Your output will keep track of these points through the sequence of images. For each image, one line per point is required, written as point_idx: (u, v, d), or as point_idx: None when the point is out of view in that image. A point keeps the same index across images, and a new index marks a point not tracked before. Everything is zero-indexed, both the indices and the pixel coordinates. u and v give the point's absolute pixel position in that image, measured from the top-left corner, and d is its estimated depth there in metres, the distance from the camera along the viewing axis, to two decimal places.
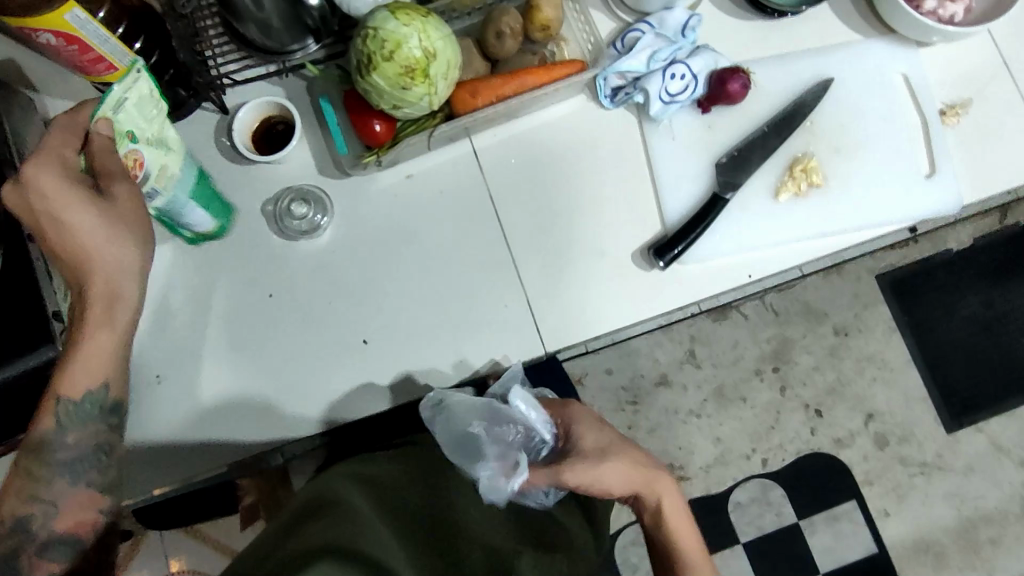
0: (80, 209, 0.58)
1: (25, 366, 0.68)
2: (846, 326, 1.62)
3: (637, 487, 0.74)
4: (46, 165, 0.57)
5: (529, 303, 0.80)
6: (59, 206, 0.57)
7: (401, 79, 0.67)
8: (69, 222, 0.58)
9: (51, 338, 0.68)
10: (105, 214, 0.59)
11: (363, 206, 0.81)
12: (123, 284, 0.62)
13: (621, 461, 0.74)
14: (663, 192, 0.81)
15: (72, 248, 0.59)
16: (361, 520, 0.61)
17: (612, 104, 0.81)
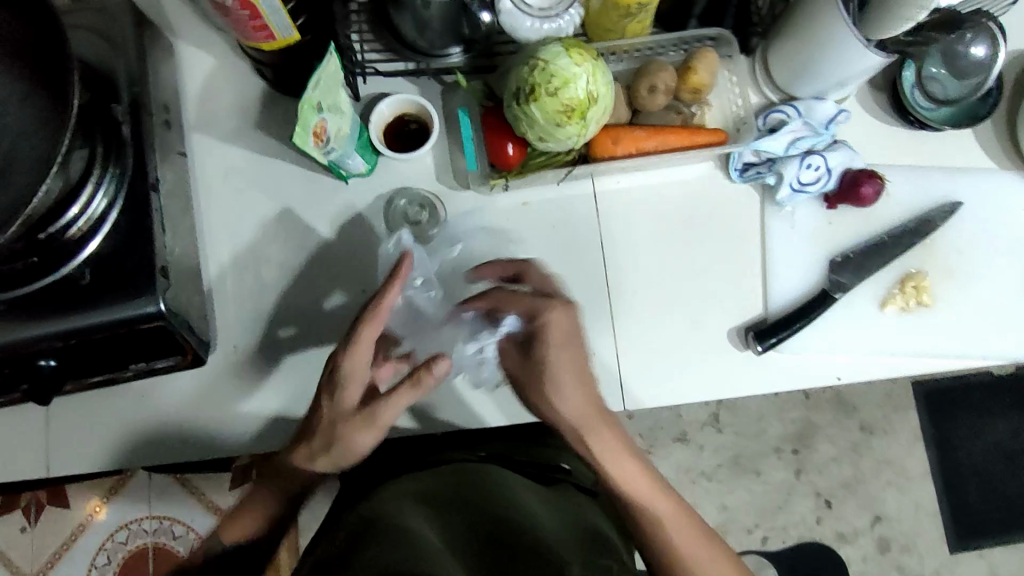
0: (347, 404, 0.65)
1: (123, 315, 0.66)
2: (873, 425, 1.61)
3: (603, 441, 0.70)
4: (352, 427, 0.65)
5: (618, 356, 0.79)
6: (350, 406, 0.65)
7: (558, 116, 0.67)
8: (350, 420, 0.65)
9: (155, 292, 0.66)
10: (351, 416, 0.65)
11: (474, 223, 0.80)
12: (352, 447, 0.66)
13: (590, 402, 0.69)
14: (772, 276, 0.80)
15: (330, 427, 0.66)
16: (414, 536, 0.56)
17: (739, 178, 0.81)
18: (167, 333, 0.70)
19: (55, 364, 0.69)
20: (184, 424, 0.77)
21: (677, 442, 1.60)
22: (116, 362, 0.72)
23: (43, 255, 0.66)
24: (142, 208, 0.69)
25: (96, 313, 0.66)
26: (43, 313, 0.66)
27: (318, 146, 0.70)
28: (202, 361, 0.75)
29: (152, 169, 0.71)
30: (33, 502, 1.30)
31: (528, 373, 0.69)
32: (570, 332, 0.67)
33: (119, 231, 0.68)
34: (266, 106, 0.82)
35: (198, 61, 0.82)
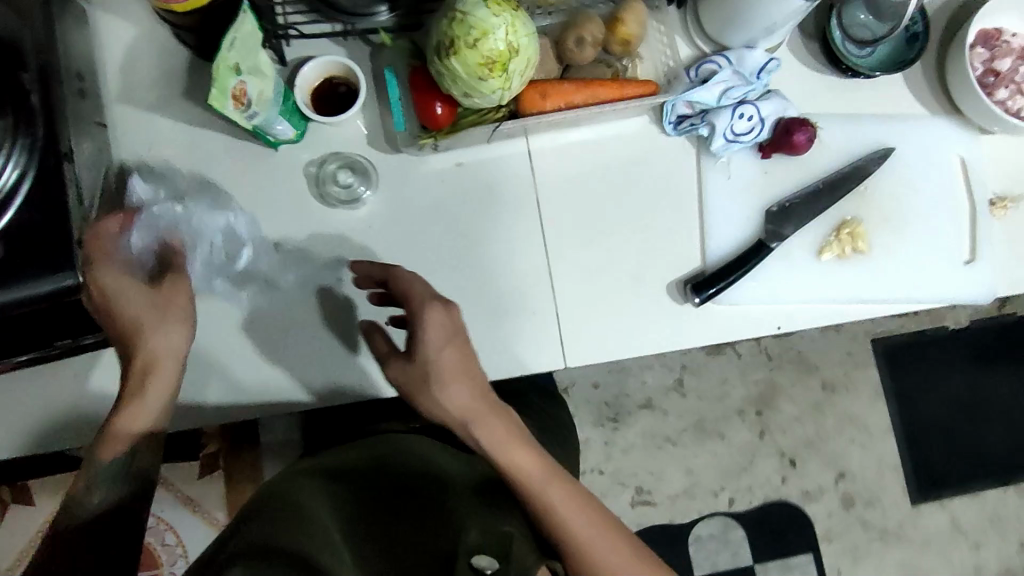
0: (127, 284, 0.70)
1: (41, 289, 0.64)
2: (834, 383, 1.64)
3: (488, 431, 0.64)
4: (124, 283, 0.69)
5: (558, 314, 0.79)
6: (139, 313, 0.70)
7: (479, 69, 0.66)
8: (136, 318, 0.70)
9: (72, 265, 0.64)
10: (141, 294, 0.70)
11: (407, 186, 0.79)
12: (157, 344, 0.70)
13: (473, 399, 0.65)
14: (710, 228, 0.80)
15: (121, 324, 0.69)
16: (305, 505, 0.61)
17: (674, 131, 0.80)
18: (91, 308, 0.68)
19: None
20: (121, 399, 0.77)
21: (643, 409, 1.61)
22: (42, 339, 0.71)
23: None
24: (56, 179, 0.66)
25: (12, 290, 0.64)
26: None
27: (239, 110, 0.68)
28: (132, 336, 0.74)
29: (67, 138, 0.68)
30: None
31: (410, 378, 0.66)
32: (450, 329, 0.65)
33: (34, 202, 0.66)
34: (190, 74, 0.80)
35: (116, 29, 0.79)
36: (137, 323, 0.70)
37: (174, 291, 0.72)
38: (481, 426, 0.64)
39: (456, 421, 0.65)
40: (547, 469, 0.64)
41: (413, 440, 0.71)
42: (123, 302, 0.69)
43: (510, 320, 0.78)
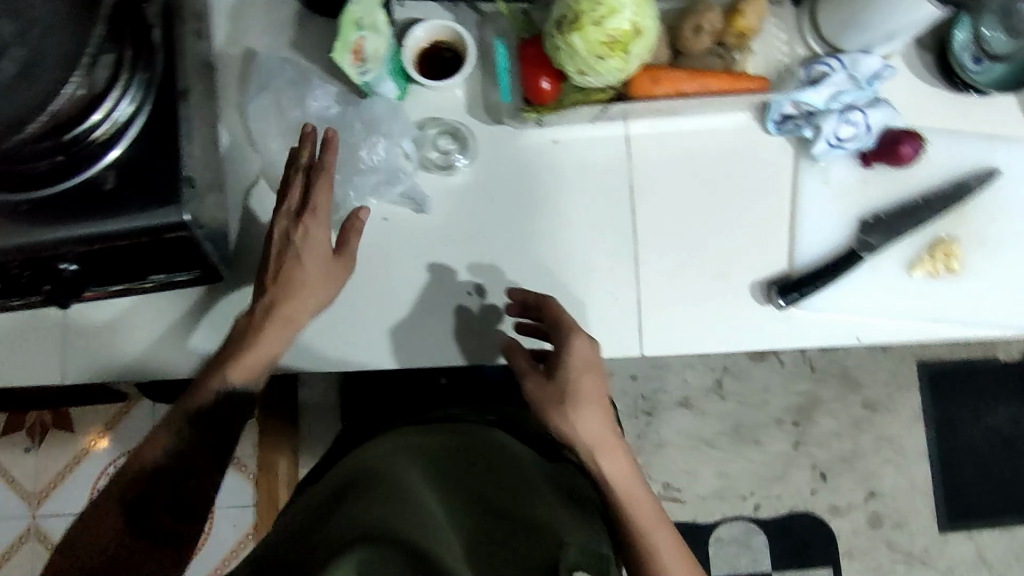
0: (320, 234, 0.69)
1: (144, 222, 0.65)
2: (875, 402, 1.62)
3: (598, 444, 0.68)
4: (318, 227, 0.69)
5: (639, 302, 0.78)
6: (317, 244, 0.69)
7: (601, 47, 0.65)
8: (306, 264, 0.69)
9: (178, 201, 0.65)
10: (324, 251, 0.70)
11: (502, 158, 0.79)
12: (310, 297, 0.69)
13: (601, 424, 0.68)
14: (801, 232, 0.79)
15: (288, 275, 0.69)
16: (411, 485, 0.62)
17: (776, 130, 0.79)
18: (188, 246, 0.69)
19: (74, 270, 0.68)
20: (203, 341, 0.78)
21: (680, 406, 1.62)
22: (137, 273, 0.72)
23: (70, 155, 0.65)
24: (169, 119, 0.67)
25: (118, 218, 0.65)
26: (66, 214, 0.65)
27: (354, 64, 0.69)
28: (219, 277, 0.75)
29: (181, 79, 0.69)
30: (40, 425, 1.34)
31: (547, 396, 0.69)
32: (589, 361, 0.70)
33: (147, 136, 0.67)
34: (299, 26, 0.80)
35: None
36: (303, 271, 0.69)
37: (341, 261, 0.71)
38: (591, 439, 0.68)
39: (584, 448, 0.68)
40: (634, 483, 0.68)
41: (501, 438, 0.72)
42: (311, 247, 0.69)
43: (590, 303, 0.78)
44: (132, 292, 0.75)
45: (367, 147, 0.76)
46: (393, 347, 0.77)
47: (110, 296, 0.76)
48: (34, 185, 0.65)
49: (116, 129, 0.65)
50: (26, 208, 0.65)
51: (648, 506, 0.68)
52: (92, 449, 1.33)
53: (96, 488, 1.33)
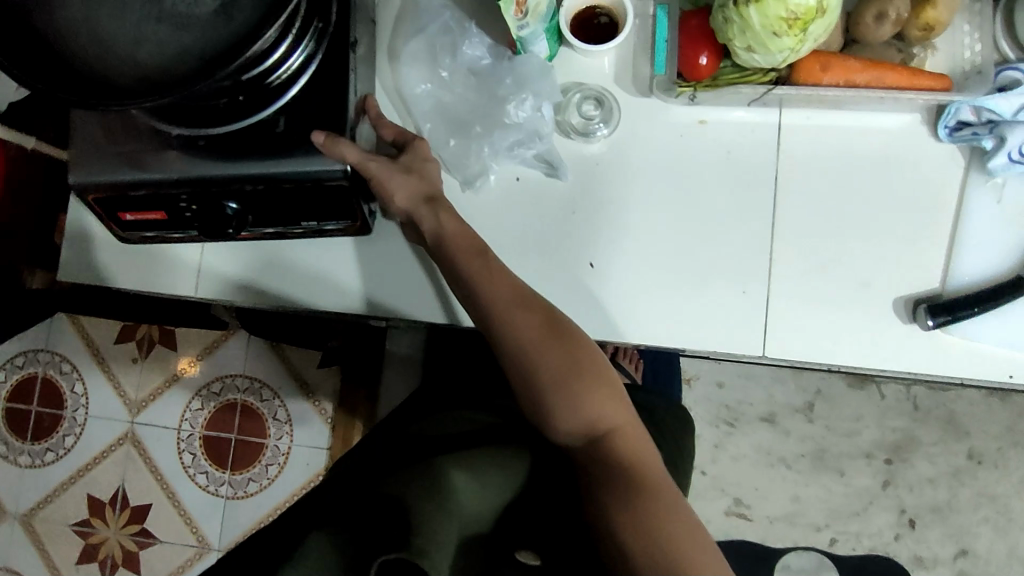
0: None
1: (306, 169, 0.70)
2: (982, 454, 1.48)
3: (526, 335, 0.65)
4: None
5: (767, 300, 0.75)
6: (424, 198, 0.72)
7: (779, 24, 0.62)
8: None
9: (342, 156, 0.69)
10: None
11: (646, 132, 0.76)
12: None
13: (500, 290, 0.67)
14: (960, 248, 0.72)
15: None
16: (367, 469, 0.68)
17: (947, 137, 0.73)
18: (335, 200, 0.74)
19: (235, 209, 0.74)
20: (342, 284, 0.81)
21: (763, 422, 1.52)
22: (291, 219, 0.77)
23: (249, 97, 0.69)
24: (342, 63, 0.72)
25: (289, 159, 0.71)
26: (237, 152, 0.71)
27: (515, 17, 0.68)
28: (366, 231, 0.79)
29: (351, 32, 0.73)
30: (148, 339, 1.45)
31: (427, 213, 0.72)
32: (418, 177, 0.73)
33: (316, 80, 0.72)
34: None
35: None
36: None
37: None
38: (519, 333, 0.65)
39: (489, 320, 0.67)
40: (588, 380, 0.64)
41: (433, 424, 0.75)
42: (438, 224, 0.71)
43: (713, 294, 0.75)
44: (282, 235, 0.79)
45: (515, 104, 0.75)
46: None
47: (269, 240, 0.81)
48: (211, 122, 0.71)
49: (290, 75, 0.70)
50: (203, 143, 0.72)
51: (562, 358, 0.64)
52: (182, 375, 1.43)
53: (189, 408, 1.43)
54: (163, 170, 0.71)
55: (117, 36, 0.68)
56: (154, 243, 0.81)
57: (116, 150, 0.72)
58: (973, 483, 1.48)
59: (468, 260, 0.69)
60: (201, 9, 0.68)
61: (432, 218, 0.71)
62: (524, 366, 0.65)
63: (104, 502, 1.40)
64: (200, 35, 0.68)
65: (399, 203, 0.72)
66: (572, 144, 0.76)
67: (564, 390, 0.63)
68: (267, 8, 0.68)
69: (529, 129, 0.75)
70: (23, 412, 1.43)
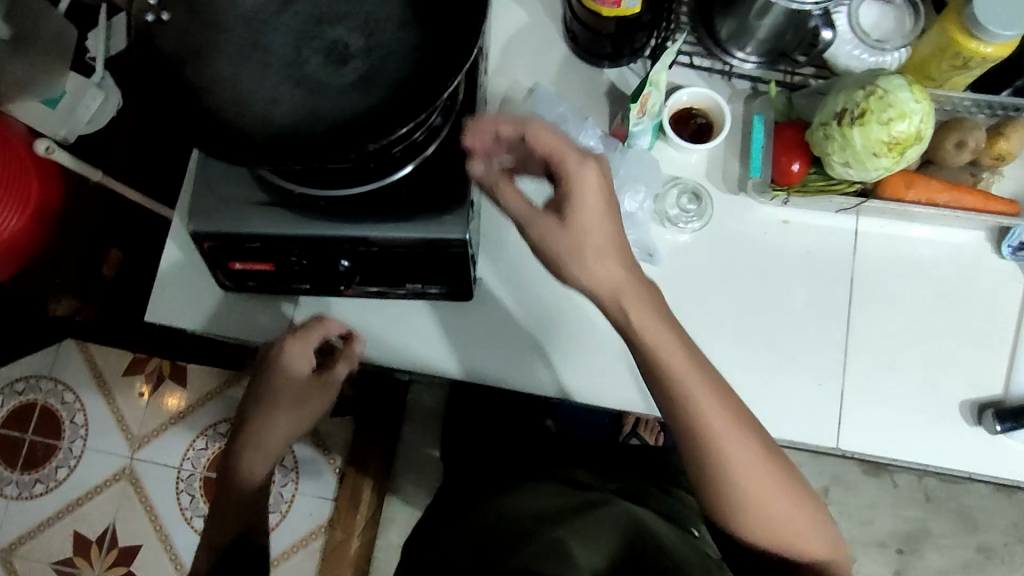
0: (303, 355, 0.77)
1: (420, 236, 0.73)
2: (991, 549, 1.52)
3: (713, 419, 0.62)
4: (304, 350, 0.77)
5: (842, 394, 0.79)
6: (627, 294, 0.63)
7: (880, 145, 0.68)
8: (279, 388, 0.78)
9: (463, 223, 0.72)
10: (317, 385, 0.80)
11: (735, 228, 0.81)
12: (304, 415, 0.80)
13: (686, 362, 0.63)
14: (1021, 359, 0.78)
15: (283, 412, 0.79)
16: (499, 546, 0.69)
17: (1011, 255, 0.79)
18: (442, 266, 0.77)
19: (346, 266, 0.77)
20: (429, 343, 0.83)
21: None
22: (396, 280, 0.79)
23: (378, 165, 0.71)
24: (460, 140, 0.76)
25: (406, 224, 0.73)
26: (359, 214, 0.74)
27: (632, 114, 0.77)
28: (464, 297, 0.81)
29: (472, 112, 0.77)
30: (156, 372, 1.37)
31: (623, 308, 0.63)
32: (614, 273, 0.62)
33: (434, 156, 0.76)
34: (564, 67, 0.85)
35: (513, 14, 0.86)
36: (280, 387, 0.78)
37: (322, 383, 0.80)
38: (744, 479, 0.63)
39: (672, 402, 0.63)
40: (768, 455, 0.64)
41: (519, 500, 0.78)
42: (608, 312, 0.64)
43: (792, 385, 0.79)
44: (382, 295, 0.82)
45: (629, 195, 0.79)
46: (586, 394, 0.82)
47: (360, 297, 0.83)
48: (333, 184, 0.73)
49: (413, 148, 0.72)
50: (324, 205, 0.74)
51: (744, 441, 0.63)
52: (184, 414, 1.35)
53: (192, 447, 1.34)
54: (279, 224, 0.73)
55: (255, 99, 0.70)
56: (252, 291, 0.83)
57: (238, 204, 0.74)
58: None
59: (670, 346, 0.62)
60: (340, 81, 0.71)
61: (628, 328, 0.63)
62: (718, 451, 0.62)
63: (93, 542, 1.31)
64: (337, 104, 0.71)
65: (633, 332, 0.63)
66: (664, 235, 0.81)
67: (754, 466, 0.63)
68: (404, 83, 0.70)
69: (632, 223, 0.79)
70: (19, 440, 1.33)
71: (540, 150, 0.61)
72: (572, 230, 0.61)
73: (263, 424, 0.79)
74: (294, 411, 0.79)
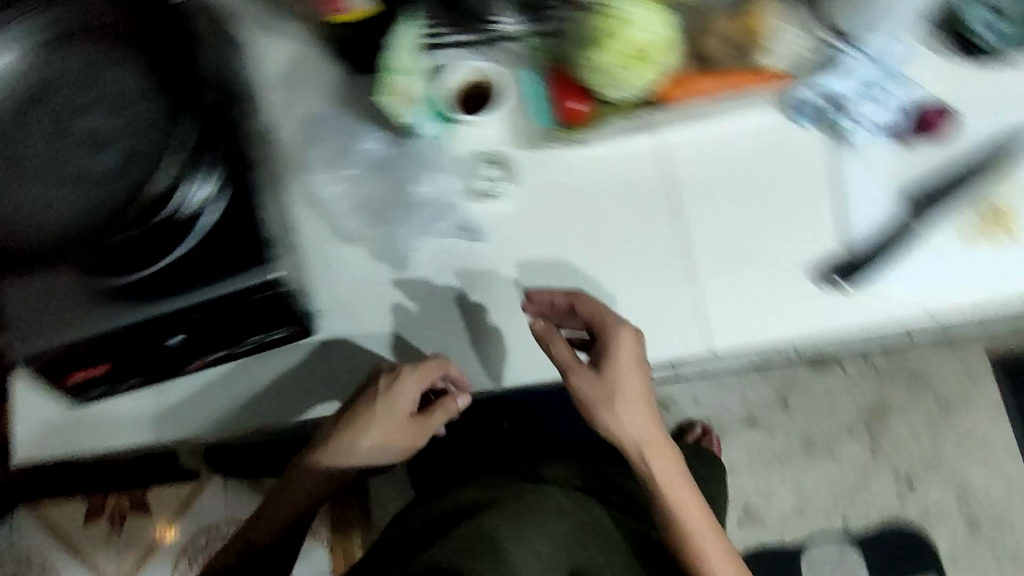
0: (396, 385, 0.76)
1: (234, 288, 0.71)
2: (951, 399, 1.55)
3: (674, 489, 0.78)
4: (413, 383, 0.76)
5: (696, 304, 0.80)
6: (648, 441, 0.77)
7: (623, 57, 0.72)
8: (370, 424, 0.78)
9: (267, 263, 0.72)
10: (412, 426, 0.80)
11: (546, 182, 0.82)
12: (377, 455, 0.79)
13: (657, 445, 0.78)
14: (847, 213, 0.80)
15: (377, 446, 0.79)
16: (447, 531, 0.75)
17: (806, 121, 0.81)
18: (270, 308, 0.75)
19: (179, 339, 0.76)
20: (302, 389, 0.82)
21: (745, 425, 1.56)
22: (233, 337, 0.78)
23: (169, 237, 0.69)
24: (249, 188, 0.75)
25: (219, 284, 0.71)
26: (169, 290, 0.71)
27: (393, 107, 0.77)
28: (311, 332, 0.80)
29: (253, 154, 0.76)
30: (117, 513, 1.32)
31: (631, 436, 0.77)
32: (639, 421, 0.77)
33: None
34: (338, 86, 0.85)
35: (275, 52, 0.86)
36: (380, 418, 0.77)
37: (413, 423, 0.80)
38: (715, 566, 0.78)
39: (639, 456, 0.78)
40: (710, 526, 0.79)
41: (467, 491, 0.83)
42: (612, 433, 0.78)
43: (647, 311, 0.80)
44: (229, 355, 0.81)
45: (429, 180, 0.82)
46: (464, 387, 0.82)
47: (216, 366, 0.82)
48: (136, 267, 0.70)
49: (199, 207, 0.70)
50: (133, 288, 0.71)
51: (694, 507, 0.78)
52: (160, 543, 1.30)
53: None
54: (96, 325, 0.70)
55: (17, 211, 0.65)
56: (107, 396, 0.81)
57: (53, 314, 0.70)
58: (950, 427, 1.54)
59: (657, 442, 0.78)
60: (101, 164, 0.66)
61: (634, 446, 0.78)
62: (674, 512, 0.78)
63: None
64: (102, 192, 0.65)
65: (630, 444, 0.78)
66: (482, 211, 0.82)
67: (697, 529, 0.78)
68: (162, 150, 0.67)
69: (448, 210, 0.82)
70: None
71: (585, 315, 0.77)
72: (606, 380, 0.76)
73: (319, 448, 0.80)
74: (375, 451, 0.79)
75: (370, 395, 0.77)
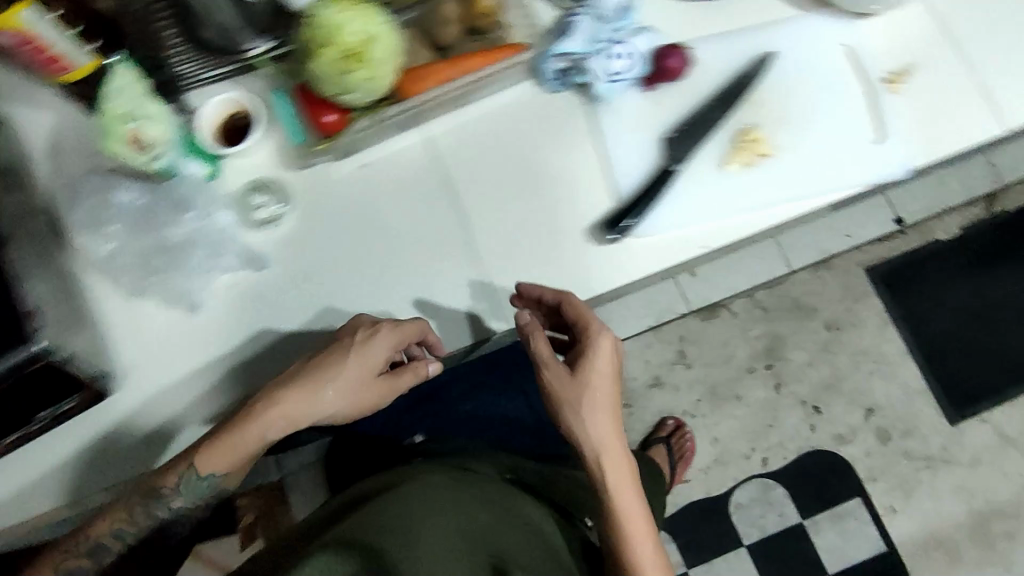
0: (376, 336, 0.75)
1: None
2: (838, 321, 1.58)
3: (619, 492, 0.77)
4: (387, 337, 0.75)
5: (490, 282, 0.81)
6: (605, 449, 0.76)
7: (341, 63, 0.71)
8: (327, 383, 0.75)
9: (26, 336, 0.63)
10: (375, 383, 0.78)
11: (323, 196, 0.83)
12: (328, 412, 0.76)
13: (617, 449, 0.77)
14: (614, 166, 0.82)
15: (332, 401, 0.76)
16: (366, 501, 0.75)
17: (559, 86, 0.83)
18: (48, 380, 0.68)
19: None
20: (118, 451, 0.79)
21: (651, 387, 1.57)
22: (21, 418, 0.74)
23: None
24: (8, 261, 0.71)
25: None
26: None
27: (138, 154, 0.74)
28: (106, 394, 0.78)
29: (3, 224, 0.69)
30: None
31: (602, 437, 0.76)
32: (611, 427, 0.77)
33: None
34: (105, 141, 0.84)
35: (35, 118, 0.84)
36: (332, 372, 0.74)
37: (381, 381, 0.79)
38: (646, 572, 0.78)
39: (593, 457, 0.77)
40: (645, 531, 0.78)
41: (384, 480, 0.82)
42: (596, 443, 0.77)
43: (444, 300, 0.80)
44: (28, 436, 0.76)
45: (195, 217, 0.81)
46: None
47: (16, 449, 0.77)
48: None
49: None
50: None
51: (633, 506, 0.78)
52: None
53: None
54: None
55: None
56: None
57: None
58: (843, 347, 1.58)
59: (615, 448, 0.77)
60: None
61: (591, 450, 0.77)
62: (607, 512, 0.78)
63: None
64: None
65: (593, 450, 0.77)
66: (258, 237, 0.82)
67: (628, 530, 0.78)
68: None
69: (224, 244, 0.81)
70: None
71: (568, 318, 0.77)
72: (577, 380, 0.76)
73: (270, 402, 0.74)
74: (328, 407, 0.76)
75: (344, 349, 0.74)
